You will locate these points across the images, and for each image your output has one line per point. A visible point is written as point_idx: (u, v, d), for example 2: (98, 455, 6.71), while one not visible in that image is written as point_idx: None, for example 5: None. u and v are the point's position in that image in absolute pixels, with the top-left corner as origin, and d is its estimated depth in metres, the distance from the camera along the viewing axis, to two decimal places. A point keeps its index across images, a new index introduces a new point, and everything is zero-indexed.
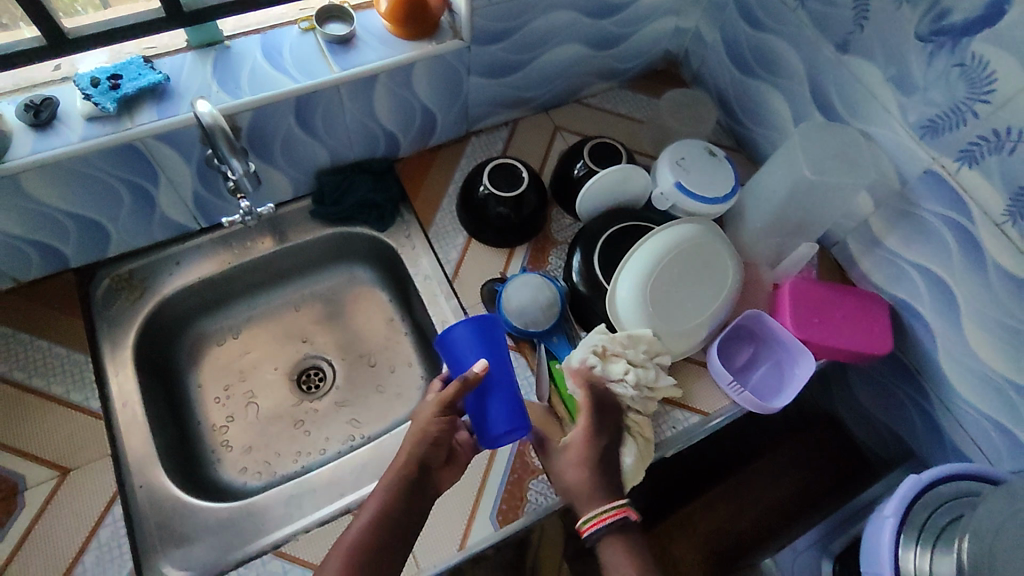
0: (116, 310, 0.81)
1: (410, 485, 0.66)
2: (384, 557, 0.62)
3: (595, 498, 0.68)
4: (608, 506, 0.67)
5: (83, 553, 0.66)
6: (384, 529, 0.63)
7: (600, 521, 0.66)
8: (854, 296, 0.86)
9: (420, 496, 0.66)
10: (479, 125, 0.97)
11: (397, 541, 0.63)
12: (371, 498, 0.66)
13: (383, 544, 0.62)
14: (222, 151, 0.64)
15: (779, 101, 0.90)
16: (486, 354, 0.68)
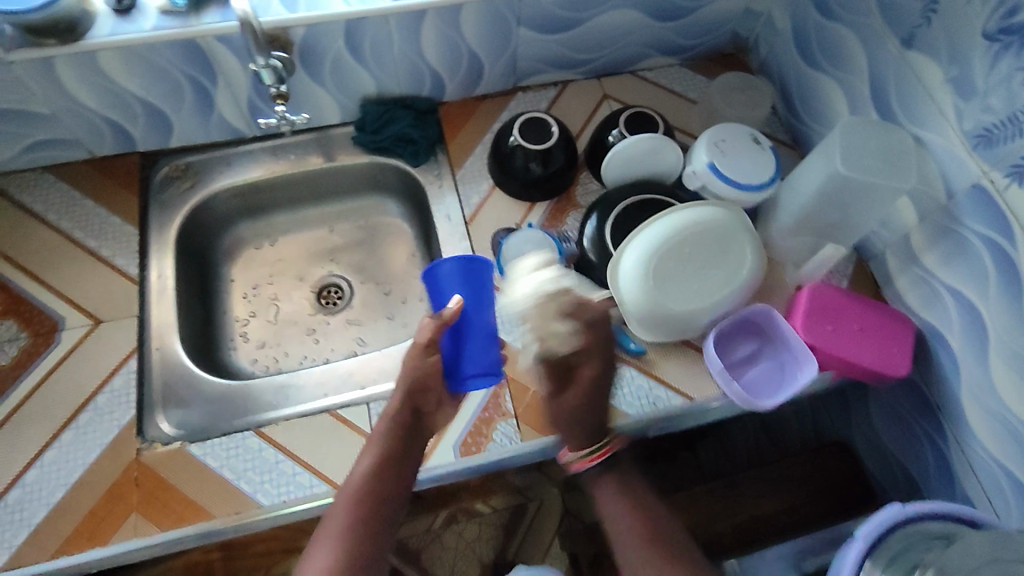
0: (169, 194, 0.90)
1: (404, 428, 0.71)
2: (388, 496, 0.67)
3: (591, 438, 0.74)
4: (596, 445, 0.74)
5: (98, 392, 0.76)
6: (384, 470, 0.68)
7: (590, 460, 0.75)
8: (878, 312, 0.80)
9: (414, 438, 0.71)
10: (528, 82, 0.98)
11: (400, 479, 0.69)
12: (370, 443, 0.71)
13: (384, 483, 0.68)
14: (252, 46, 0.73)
15: (838, 96, 0.86)
16: (467, 293, 0.69)
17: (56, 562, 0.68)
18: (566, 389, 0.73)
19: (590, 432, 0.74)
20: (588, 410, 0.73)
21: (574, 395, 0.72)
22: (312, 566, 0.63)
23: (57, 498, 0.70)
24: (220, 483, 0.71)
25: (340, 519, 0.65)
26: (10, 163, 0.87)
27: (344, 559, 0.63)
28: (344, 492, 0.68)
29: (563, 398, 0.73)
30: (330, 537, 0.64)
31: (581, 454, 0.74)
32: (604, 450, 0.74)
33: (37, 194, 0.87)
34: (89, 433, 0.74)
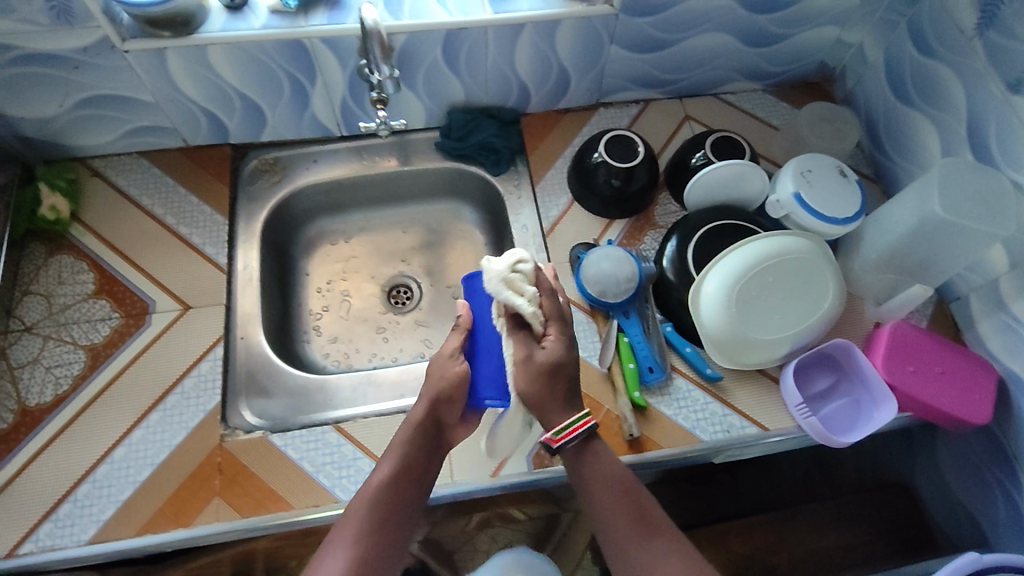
0: (257, 187, 0.93)
1: (423, 441, 0.68)
2: (403, 509, 0.65)
3: (563, 411, 0.67)
4: (574, 418, 0.67)
5: (184, 376, 0.78)
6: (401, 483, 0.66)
7: (573, 431, 0.67)
8: (961, 355, 0.79)
9: (430, 454, 0.69)
10: (610, 98, 0.99)
11: (415, 493, 0.66)
12: (388, 453, 0.68)
13: (399, 495, 0.65)
14: (375, 54, 0.71)
15: (931, 135, 0.85)
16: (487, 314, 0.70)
17: (140, 539, 0.69)
18: (522, 337, 0.67)
19: (576, 401, 0.69)
20: (561, 384, 0.68)
21: (549, 352, 0.67)
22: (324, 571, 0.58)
23: (143, 477, 0.72)
24: (300, 475, 0.73)
25: (356, 525, 0.62)
26: (108, 146, 0.90)
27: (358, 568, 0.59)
28: (357, 499, 0.64)
29: (537, 361, 0.66)
30: (344, 543, 0.60)
31: (559, 428, 0.66)
32: (587, 419, 0.67)
33: (132, 178, 0.90)
34: (175, 415, 0.76)
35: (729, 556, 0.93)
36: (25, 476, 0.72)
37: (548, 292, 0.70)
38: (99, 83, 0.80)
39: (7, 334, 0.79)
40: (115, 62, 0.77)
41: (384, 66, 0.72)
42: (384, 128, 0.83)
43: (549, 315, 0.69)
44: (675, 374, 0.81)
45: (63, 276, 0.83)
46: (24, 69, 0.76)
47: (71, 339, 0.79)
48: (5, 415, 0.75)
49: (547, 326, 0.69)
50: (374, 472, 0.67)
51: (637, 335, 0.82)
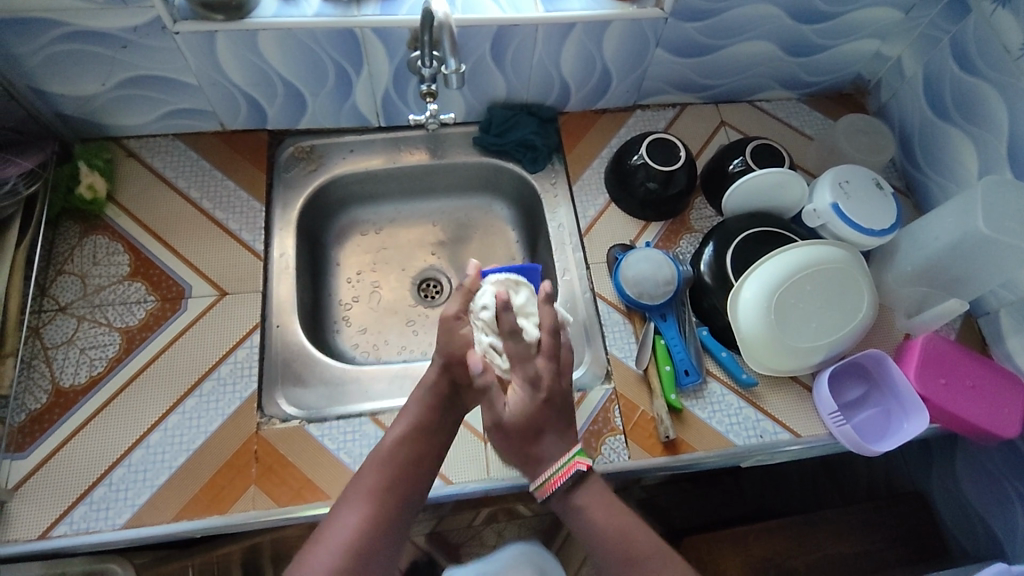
0: (293, 174, 0.93)
1: (438, 402, 0.71)
2: (416, 468, 0.66)
3: (543, 463, 0.64)
4: (557, 465, 0.63)
5: (221, 363, 0.77)
6: (415, 443, 0.68)
7: (553, 484, 0.63)
8: (989, 370, 0.80)
9: (445, 417, 0.71)
10: (648, 101, 0.99)
11: (429, 454, 0.68)
12: (402, 417, 0.71)
13: (413, 454, 0.67)
14: (446, 47, 0.72)
15: (968, 151, 0.86)
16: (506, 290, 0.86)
17: (176, 525, 0.69)
18: (489, 399, 0.66)
19: (555, 451, 0.64)
20: (538, 435, 0.64)
21: (515, 413, 0.65)
22: (337, 527, 0.59)
23: (179, 462, 0.72)
24: (337, 466, 0.73)
25: (371, 481, 0.63)
26: (145, 127, 0.89)
27: (375, 520, 0.60)
28: (372, 459, 0.66)
29: (505, 425, 0.65)
30: (358, 498, 0.61)
31: (541, 481, 0.64)
32: (574, 464, 0.63)
33: (167, 160, 0.89)
34: (212, 401, 0.75)
35: (749, 559, 0.93)
36: (60, 457, 0.71)
37: (510, 334, 0.67)
38: (145, 63, 0.79)
39: (41, 314, 0.78)
40: (163, 42, 0.77)
41: (453, 61, 0.74)
42: (432, 121, 0.83)
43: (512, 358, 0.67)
44: (710, 378, 0.81)
45: (98, 257, 0.82)
46: (74, 45, 0.75)
47: (106, 321, 0.78)
48: (39, 394, 0.74)
49: (513, 375, 0.67)
50: (388, 434, 0.69)
51: (674, 337, 0.82)
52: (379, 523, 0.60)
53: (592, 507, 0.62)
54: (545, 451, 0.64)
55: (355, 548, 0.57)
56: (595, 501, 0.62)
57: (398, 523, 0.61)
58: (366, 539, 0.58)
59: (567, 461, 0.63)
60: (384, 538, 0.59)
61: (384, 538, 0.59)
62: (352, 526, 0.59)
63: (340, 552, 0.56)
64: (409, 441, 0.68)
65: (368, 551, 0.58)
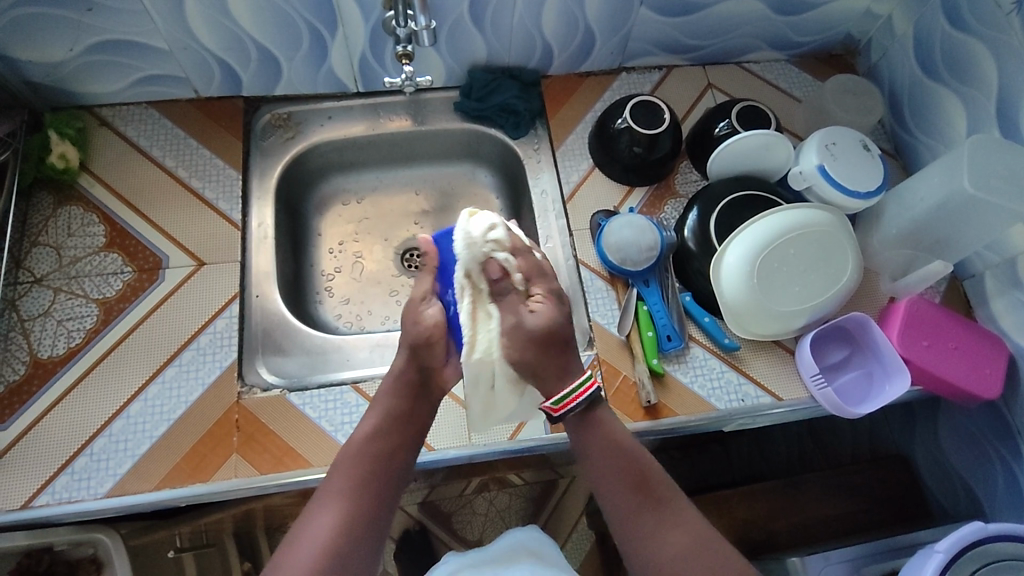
0: (271, 142, 0.91)
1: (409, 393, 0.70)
2: (385, 465, 0.66)
3: (562, 379, 0.68)
4: (575, 384, 0.68)
5: (200, 333, 0.77)
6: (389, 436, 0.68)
7: (573, 401, 0.67)
8: (974, 331, 0.79)
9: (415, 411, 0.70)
10: (633, 63, 0.97)
11: (397, 450, 0.68)
12: (370, 411, 0.70)
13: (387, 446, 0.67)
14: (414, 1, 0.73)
15: (957, 111, 0.84)
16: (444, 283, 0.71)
17: (157, 494, 0.69)
18: (512, 305, 0.68)
19: (575, 366, 0.69)
20: (557, 351, 0.68)
21: (540, 318, 0.68)
22: (307, 534, 0.61)
23: (159, 432, 0.72)
24: (319, 433, 0.73)
25: (336, 487, 0.64)
26: (117, 94, 0.87)
27: (349, 519, 0.62)
28: (340, 460, 0.66)
29: (526, 327, 0.67)
30: (326, 505, 0.63)
31: (559, 397, 0.67)
32: (588, 385, 0.68)
33: (141, 129, 0.87)
34: (190, 371, 0.75)
35: (733, 522, 0.94)
36: (39, 430, 0.71)
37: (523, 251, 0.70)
38: (113, 27, 0.77)
39: (17, 285, 0.77)
40: (130, 5, 0.75)
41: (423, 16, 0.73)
42: (410, 85, 0.82)
43: (529, 273, 0.70)
44: (692, 343, 0.81)
45: (73, 228, 0.81)
46: (37, 9, 0.73)
47: (82, 293, 0.78)
48: (17, 366, 0.74)
49: (531, 285, 0.70)
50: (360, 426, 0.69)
51: (657, 303, 0.82)
52: (354, 521, 0.62)
53: (604, 429, 0.68)
54: (563, 369, 0.68)
55: (328, 551, 0.59)
56: (608, 418, 0.69)
57: (367, 530, 0.63)
58: (341, 541, 0.61)
59: (588, 377, 0.68)
60: (357, 536, 0.62)
61: (353, 543, 0.61)
62: (319, 534, 0.60)
63: (308, 562, 0.58)
64: (382, 432, 0.68)
65: (334, 560, 0.59)
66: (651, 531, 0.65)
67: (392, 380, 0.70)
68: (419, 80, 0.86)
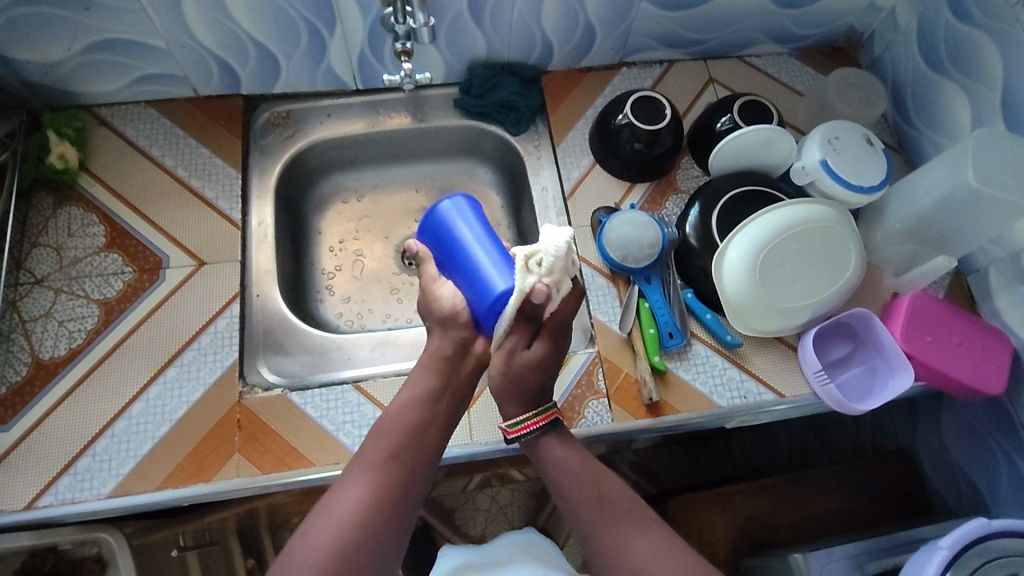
0: (270, 141, 0.91)
1: (450, 367, 0.68)
2: (421, 438, 0.65)
3: (522, 406, 0.68)
4: (536, 411, 0.68)
5: (200, 333, 0.77)
6: (429, 410, 0.67)
7: (529, 425, 0.68)
8: (978, 327, 0.79)
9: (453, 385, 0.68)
10: (634, 58, 0.97)
11: (433, 424, 0.66)
12: (406, 387, 0.69)
13: (424, 423, 0.66)
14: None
15: (961, 104, 0.83)
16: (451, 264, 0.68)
17: (159, 494, 0.69)
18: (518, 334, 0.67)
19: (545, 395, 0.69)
20: (529, 390, 0.68)
21: (533, 357, 0.68)
22: (340, 501, 0.59)
23: (162, 432, 0.72)
24: (320, 432, 0.73)
25: (370, 456, 0.62)
26: (115, 94, 0.87)
27: (384, 492, 0.60)
28: (376, 432, 0.65)
29: (517, 361, 0.67)
30: (359, 472, 0.61)
31: (515, 421, 0.68)
32: (548, 415, 0.68)
33: (140, 128, 0.87)
34: (192, 371, 0.75)
35: (735, 519, 0.94)
36: (41, 430, 0.71)
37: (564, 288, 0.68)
38: (110, 26, 0.77)
39: (18, 287, 0.77)
40: (126, 4, 0.74)
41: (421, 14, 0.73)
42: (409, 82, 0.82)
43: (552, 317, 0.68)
44: (694, 340, 0.81)
45: (73, 228, 0.81)
46: (34, 8, 0.73)
47: (83, 293, 0.78)
48: (19, 367, 0.74)
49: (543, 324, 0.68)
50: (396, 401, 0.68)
51: (658, 300, 0.81)
52: (388, 495, 0.60)
53: (570, 445, 0.68)
54: (522, 398, 0.68)
55: (359, 522, 0.58)
56: (567, 441, 0.68)
57: (401, 499, 0.61)
58: (374, 510, 0.59)
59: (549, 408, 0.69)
60: (392, 505, 0.60)
61: (386, 512, 0.59)
62: (352, 501, 0.59)
63: (339, 528, 0.57)
64: (414, 411, 0.66)
65: (366, 527, 0.57)
66: (619, 537, 0.61)
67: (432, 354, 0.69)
68: (419, 77, 0.86)
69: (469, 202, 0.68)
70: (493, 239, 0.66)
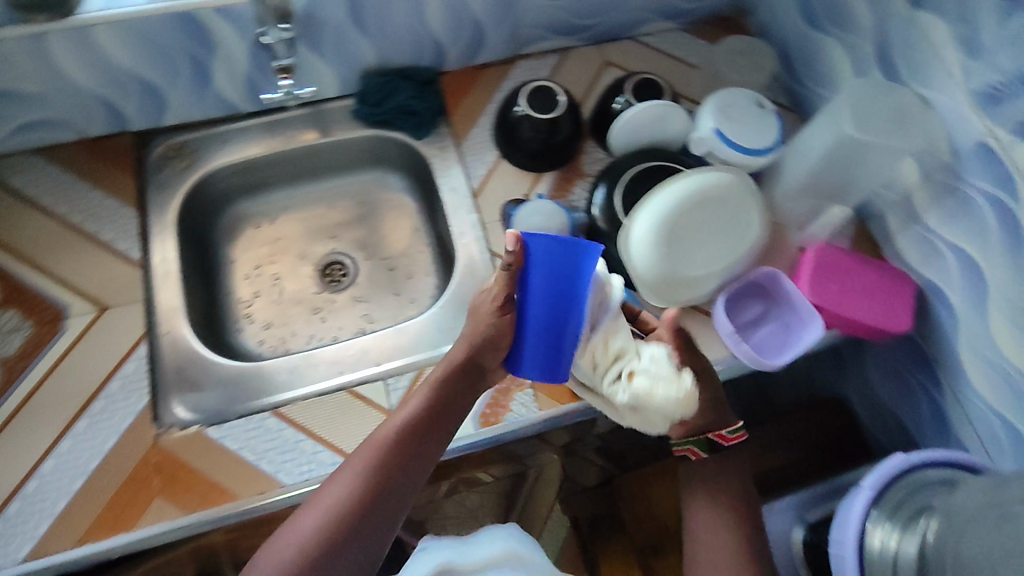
0: (167, 175, 0.88)
1: (463, 380, 0.66)
2: (418, 448, 0.63)
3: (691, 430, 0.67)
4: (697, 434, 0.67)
5: (110, 380, 0.74)
6: (428, 421, 0.64)
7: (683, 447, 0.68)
8: (880, 270, 0.81)
9: (459, 399, 0.66)
10: (529, 49, 0.97)
11: (434, 437, 0.64)
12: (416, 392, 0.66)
13: (419, 433, 0.63)
14: None
15: (842, 59, 0.86)
16: (533, 292, 0.58)
17: (79, 550, 0.67)
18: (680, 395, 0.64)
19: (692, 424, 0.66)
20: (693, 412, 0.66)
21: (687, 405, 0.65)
22: (321, 501, 0.58)
23: (76, 486, 0.69)
24: (242, 464, 0.71)
25: (360, 460, 0.61)
26: None
27: (358, 501, 0.58)
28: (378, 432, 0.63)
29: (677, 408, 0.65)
30: (347, 474, 0.60)
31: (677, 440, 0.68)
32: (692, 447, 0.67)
33: (27, 178, 0.84)
34: (104, 420, 0.73)
35: None
36: None
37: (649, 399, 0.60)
38: None
39: None
40: None
41: None
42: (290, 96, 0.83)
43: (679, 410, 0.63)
44: None
45: None
46: None
47: None
48: None
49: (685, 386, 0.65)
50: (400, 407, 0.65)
51: None
52: (371, 500, 0.59)
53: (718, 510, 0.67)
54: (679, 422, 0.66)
55: (333, 530, 0.57)
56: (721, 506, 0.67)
57: (385, 505, 0.59)
58: (349, 515, 0.58)
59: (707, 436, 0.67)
60: (367, 514, 0.58)
61: (364, 517, 0.58)
62: (330, 504, 0.58)
63: (306, 536, 0.56)
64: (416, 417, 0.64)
65: (336, 533, 0.57)
66: None
67: (439, 366, 0.66)
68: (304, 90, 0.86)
69: (590, 267, 0.55)
70: (557, 302, 0.57)
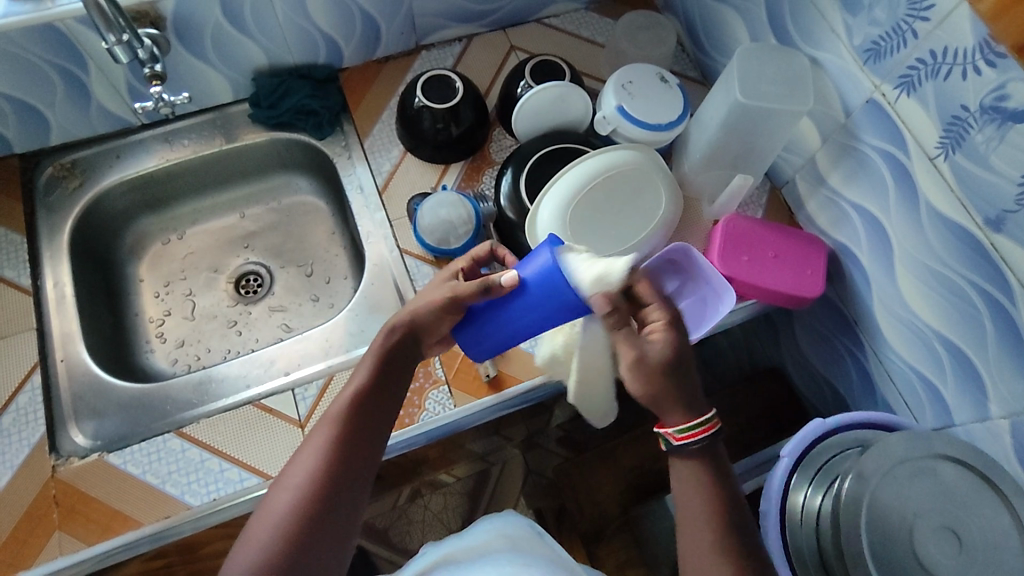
0: (57, 197, 0.85)
1: (403, 348, 0.63)
2: (377, 415, 0.58)
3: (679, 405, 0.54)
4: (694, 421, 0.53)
5: (0, 414, 0.71)
6: (380, 383, 0.60)
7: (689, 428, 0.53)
8: (790, 236, 0.80)
9: (403, 365, 0.62)
10: (431, 39, 0.94)
11: (388, 403, 0.60)
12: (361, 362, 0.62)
13: (370, 403, 0.58)
14: (96, 20, 0.68)
15: (739, 27, 0.85)
16: (516, 314, 0.59)
17: None
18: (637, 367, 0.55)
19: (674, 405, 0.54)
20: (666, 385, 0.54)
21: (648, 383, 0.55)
22: (291, 482, 0.52)
23: None
24: (144, 489, 0.68)
25: (322, 438, 0.55)
26: None
27: (330, 476, 0.53)
28: (331, 407, 0.58)
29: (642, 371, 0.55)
30: (309, 453, 0.54)
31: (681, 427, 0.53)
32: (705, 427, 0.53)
33: None
34: None
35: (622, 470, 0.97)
36: None
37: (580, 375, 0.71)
38: None
39: None
40: None
41: (110, 34, 0.69)
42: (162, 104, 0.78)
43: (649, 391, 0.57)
44: None
45: None
46: None
47: None
48: None
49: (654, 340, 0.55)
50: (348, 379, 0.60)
51: None
52: (337, 475, 0.53)
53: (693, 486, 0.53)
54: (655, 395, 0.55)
55: (297, 525, 0.50)
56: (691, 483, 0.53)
57: (361, 475, 0.55)
58: (327, 489, 0.52)
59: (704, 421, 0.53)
60: (343, 486, 0.53)
61: (342, 490, 0.53)
62: (303, 482, 0.52)
63: (285, 518, 0.50)
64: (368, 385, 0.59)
65: (317, 511, 0.51)
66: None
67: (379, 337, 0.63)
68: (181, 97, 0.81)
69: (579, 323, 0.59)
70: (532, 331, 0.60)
